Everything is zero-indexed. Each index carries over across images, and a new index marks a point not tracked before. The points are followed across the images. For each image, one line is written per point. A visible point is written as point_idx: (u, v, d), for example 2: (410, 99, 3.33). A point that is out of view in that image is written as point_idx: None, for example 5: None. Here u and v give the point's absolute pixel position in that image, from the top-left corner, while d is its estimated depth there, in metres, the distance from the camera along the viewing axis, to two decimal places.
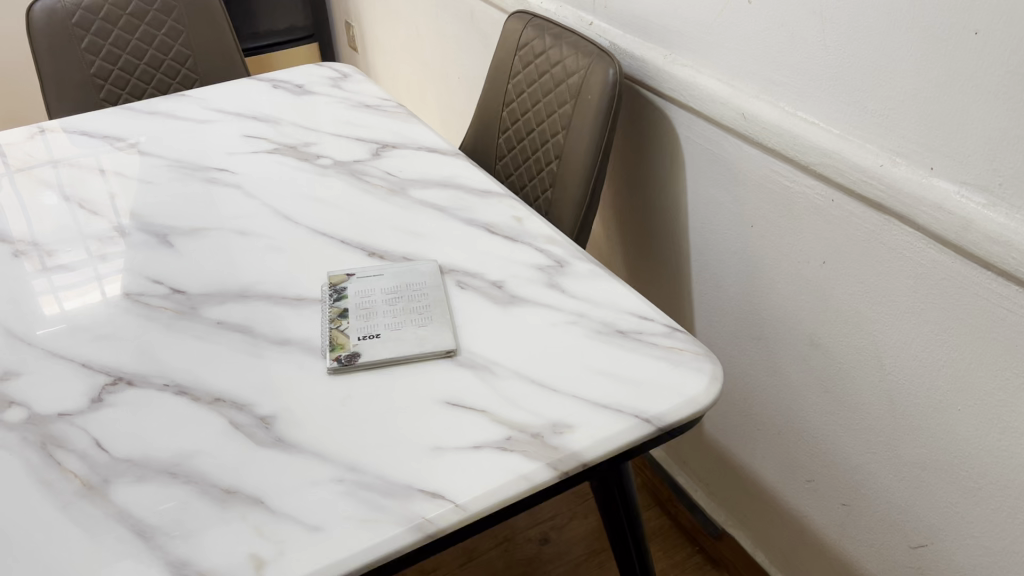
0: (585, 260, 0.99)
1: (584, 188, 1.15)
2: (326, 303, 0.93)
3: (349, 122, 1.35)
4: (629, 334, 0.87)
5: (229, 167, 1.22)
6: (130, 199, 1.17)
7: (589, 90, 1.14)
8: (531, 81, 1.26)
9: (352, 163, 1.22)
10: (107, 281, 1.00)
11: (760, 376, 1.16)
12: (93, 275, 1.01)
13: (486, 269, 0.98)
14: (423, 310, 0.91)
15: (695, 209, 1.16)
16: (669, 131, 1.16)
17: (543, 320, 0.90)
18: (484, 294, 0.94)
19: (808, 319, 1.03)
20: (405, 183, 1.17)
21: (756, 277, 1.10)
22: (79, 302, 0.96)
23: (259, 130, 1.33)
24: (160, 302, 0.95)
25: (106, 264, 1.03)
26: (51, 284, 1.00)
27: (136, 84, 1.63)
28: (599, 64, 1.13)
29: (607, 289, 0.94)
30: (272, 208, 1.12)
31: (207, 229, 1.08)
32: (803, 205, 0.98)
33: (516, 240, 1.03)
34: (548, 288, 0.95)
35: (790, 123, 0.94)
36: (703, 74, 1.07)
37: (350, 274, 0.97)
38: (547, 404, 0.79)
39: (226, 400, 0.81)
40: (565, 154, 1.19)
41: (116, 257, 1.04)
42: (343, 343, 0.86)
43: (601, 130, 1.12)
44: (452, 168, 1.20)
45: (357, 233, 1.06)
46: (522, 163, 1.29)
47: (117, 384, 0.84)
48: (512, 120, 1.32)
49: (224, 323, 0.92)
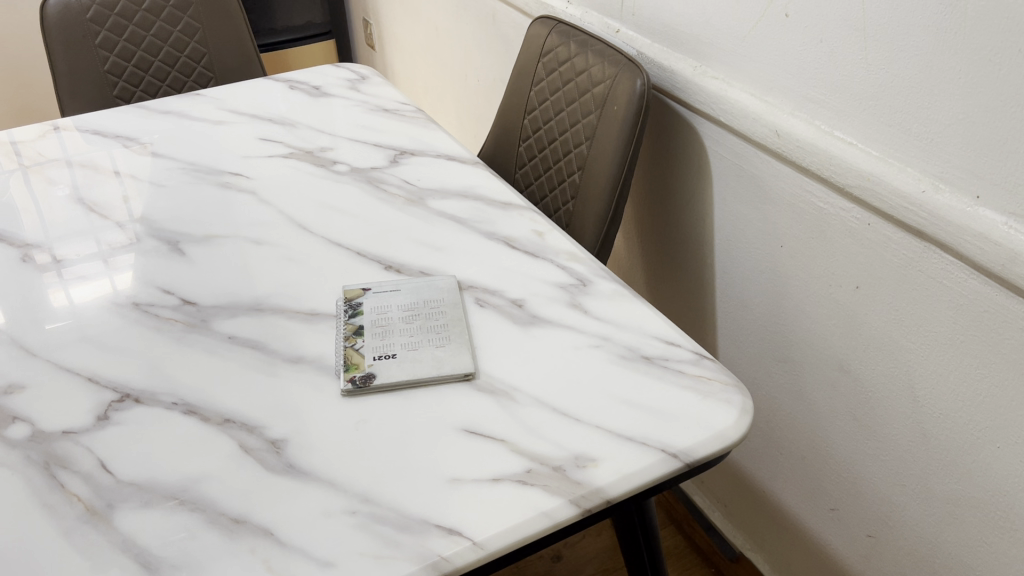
0: (609, 279, 0.96)
1: (608, 201, 1.12)
2: (341, 319, 0.90)
3: (367, 126, 1.32)
4: (654, 360, 0.84)
5: (244, 171, 1.19)
6: (142, 201, 1.14)
7: (615, 100, 1.10)
8: (554, 89, 1.23)
9: (370, 170, 1.19)
10: (117, 275, 0.99)
11: (783, 399, 1.12)
12: (103, 271, 1.00)
13: (506, 286, 0.95)
14: (442, 330, 0.88)
15: (723, 225, 1.13)
16: (697, 145, 1.12)
17: (565, 343, 0.86)
18: (504, 313, 0.91)
19: (837, 344, 1.00)
20: (423, 192, 1.14)
21: (784, 297, 1.06)
22: (92, 297, 0.96)
23: (275, 133, 1.30)
24: (170, 314, 0.92)
25: (116, 260, 1.02)
26: (61, 279, 0.99)
27: (150, 82, 1.60)
28: (627, 75, 1.09)
29: (631, 310, 0.91)
30: (288, 216, 1.09)
31: (219, 237, 1.05)
32: (836, 227, 0.94)
33: (537, 256, 1.00)
34: (570, 308, 0.91)
35: (826, 142, 0.91)
36: (735, 88, 1.03)
37: (366, 288, 0.94)
38: (570, 434, 0.75)
39: (236, 421, 0.78)
40: (589, 165, 1.15)
41: (126, 254, 1.03)
42: (359, 364, 0.83)
43: (628, 142, 1.09)
44: (472, 177, 1.17)
45: (374, 245, 1.03)
46: (543, 173, 1.26)
47: (123, 401, 0.81)
48: (533, 128, 1.28)
49: (235, 338, 0.89)
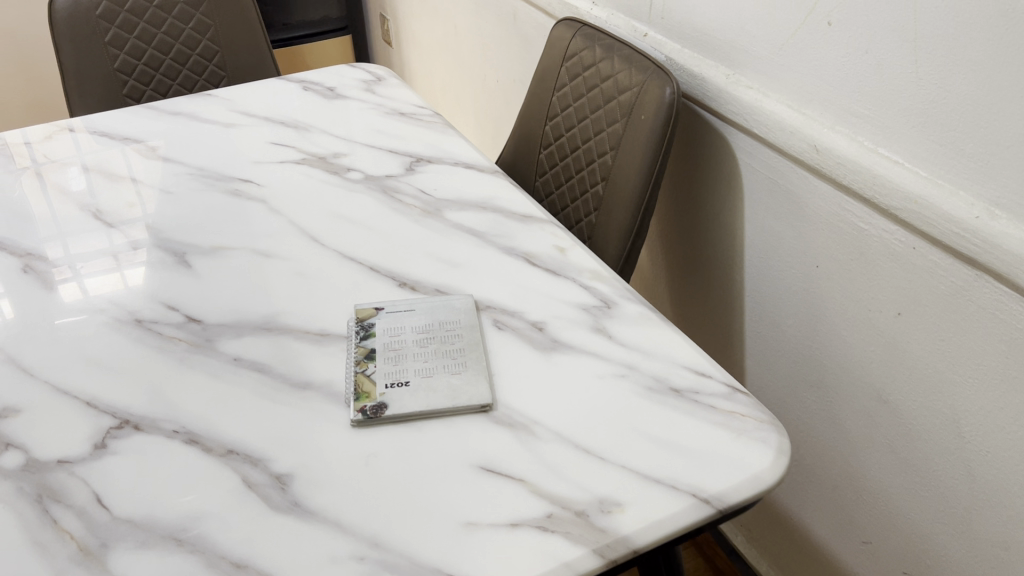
0: (635, 301, 0.91)
1: (633, 215, 1.06)
2: (352, 342, 0.85)
3: (383, 131, 1.27)
4: (684, 393, 0.79)
5: (254, 177, 1.15)
6: (149, 208, 1.10)
7: (642, 109, 1.05)
8: (578, 95, 1.18)
9: (384, 178, 1.14)
10: (129, 271, 0.98)
11: (815, 425, 1.07)
12: (115, 267, 0.99)
13: (526, 307, 0.90)
14: (458, 355, 0.83)
15: (754, 241, 1.08)
16: (728, 157, 1.07)
17: (588, 372, 0.81)
18: (524, 337, 0.86)
19: (875, 372, 0.95)
20: (440, 203, 1.09)
21: (818, 320, 1.01)
22: (104, 291, 0.95)
23: (288, 138, 1.25)
24: (174, 333, 0.88)
25: (129, 256, 1.01)
26: (74, 273, 0.98)
27: (161, 80, 1.56)
28: (655, 82, 1.04)
29: (658, 336, 0.86)
30: (299, 227, 1.04)
31: (227, 248, 1.01)
32: (878, 249, 0.89)
33: (559, 274, 0.95)
34: (594, 333, 0.86)
35: (869, 160, 0.85)
36: (770, 99, 0.98)
37: (378, 308, 0.89)
38: (594, 475, 0.71)
39: (240, 453, 0.74)
40: (613, 175, 1.10)
41: (138, 250, 1.02)
42: (370, 392, 0.79)
43: (656, 154, 1.03)
44: (491, 187, 1.12)
45: (388, 260, 0.98)
46: (564, 182, 1.20)
47: (122, 428, 0.77)
48: (554, 135, 1.23)
49: (241, 360, 0.84)
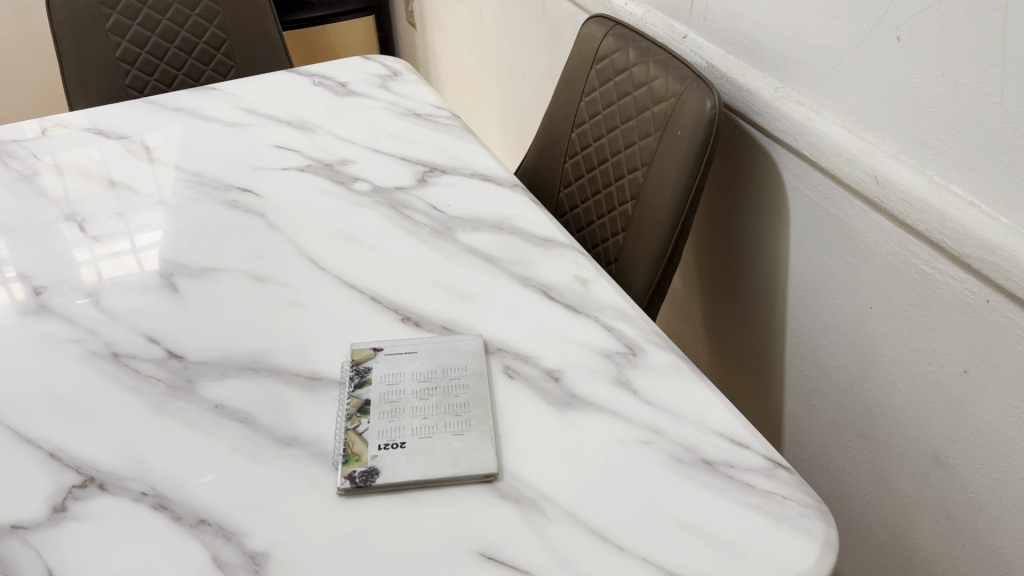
0: (663, 347, 0.81)
1: (665, 241, 0.96)
2: (345, 390, 0.76)
3: (395, 134, 1.17)
4: (716, 467, 0.69)
5: (254, 186, 1.06)
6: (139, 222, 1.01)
7: (679, 123, 0.94)
8: (608, 102, 1.07)
9: (393, 190, 1.05)
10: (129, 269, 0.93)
11: (860, 477, 0.97)
12: (131, 248, 0.97)
13: (541, 351, 0.81)
14: (462, 410, 0.74)
15: (801, 272, 0.97)
16: (774, 178, 0.96)
17: (607, 436, 0.72)
18: (537, 388, 0.77)
19: (933, 431, 0.84)
20: (452, 221, 0.99)
21: (871, 366, 0.91)
22: (120, 272, 0.93)
23: (293, 140, 1.16)
24: (151, 371, 0.80)
25: (146, 237, 0.99)
26: (92, 255, 0.96)
27: (166, 69, 1.51)
28: (694, 93, 0.93)
29: (689, 393, 0.76)
30: (297, 246, 0.96)
31: (218, 270, 0.93)
32: (943, 297, 0.78)
33: (579, 311, 0.85)
34: (615, 387, 0.77)
35: (939, 199, 0.74)
36: (825, 119, 0.87)
37: (377, 348, 0.81)
38: (610, 570, 0.61)
39: (212, 524, 0.66)
40: (644, 195, 0.99)
41: (158, 228, 1.00)
42: (360, 454, 0.70)
43: (692, 174, 0.92)
44: (509, 204, 1.02)
45: (391, 289, 0.89)
46: (590, 197, 1.10)
47: (85, 488, 0.69)
48: (582, 144, 1.12)
49: (223, 408, 0.76)
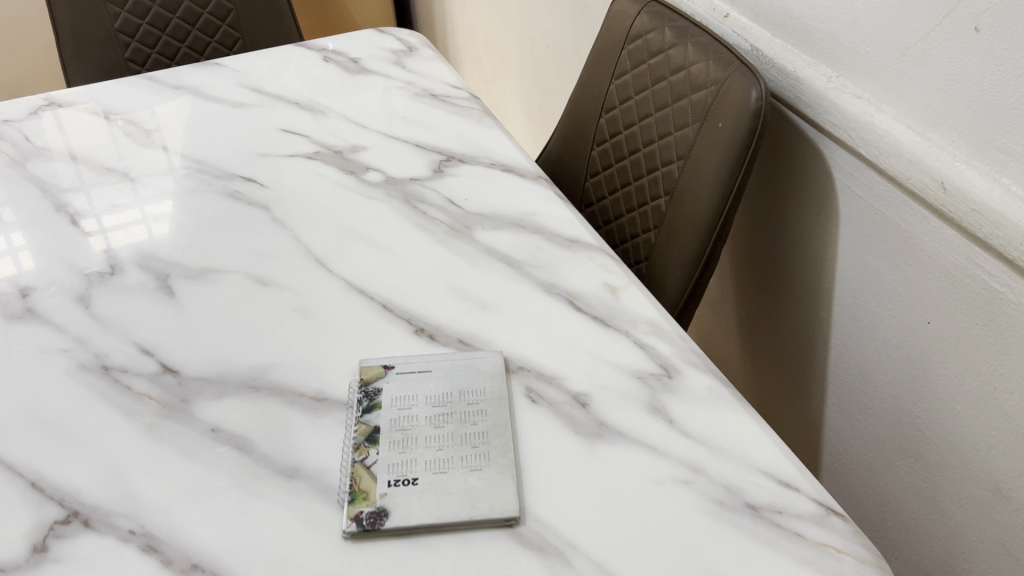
0: (702, 368, 0.74)
1: (701, 243, 0.88)
2: (352, 414, 0.70)
3: (410, 118, 1.10)
4: (762, 513, 0.62)
5: (258, 175, 0.99)
6: (147, 207, 0.96)
7: (721, 114, 0.86)
8: (641, 87, 0.98)
9: (407, 181, 0.97)
10: (123, 269, 0.87)
11: (909, 500, 0.89)
12: (141, 216, 0.94)
13: (567, 371, 0.74)
14: (480, 442, 0.67)
15: (850, 278, 0.89)
16: (824, 175, 0.88)
17: (640, 473, 0.65)
18: (562, 414, 0.70)
19: (996, 461, 0.76)
20: (470, 218, 0.92)
21: (926, 384, 0.83)
22: (131, 244, 0.90)
23: (300, 123, 1.09)
24: (143, 388, 0.74)
25: (155, 207, 0.95)
26: (101, 225, 0.93)
27: (168, 42, 1.45)
28: (738, 81, 0.84)
29: (730, 424, 0.69)
30: (302, 244, 0.89)
31: (218, 271, 0.86)
32: (1015, 318, 0.70)
33: (609, 325, 0.78)
34: (649, 415, 0.70)
35: (1016, 212, 0.66)
36: (884, 114, 0.78)
37: (387, 366, 0.74)
38: None
39: (204, 569, 0.60)
40: (679, 190, 0.91)
41: (160, 214, 0.94)
42: (368, 492, 0.64)
43: (734, 171, 0.84)
44: (532, 198, 0.94)
45: (404, 295, 0.82)
46: (620, 189, 1.02)
47: (68, 524, 0.63)
48: (611, 131, 1.04)
49: (219, 432, 0.70)
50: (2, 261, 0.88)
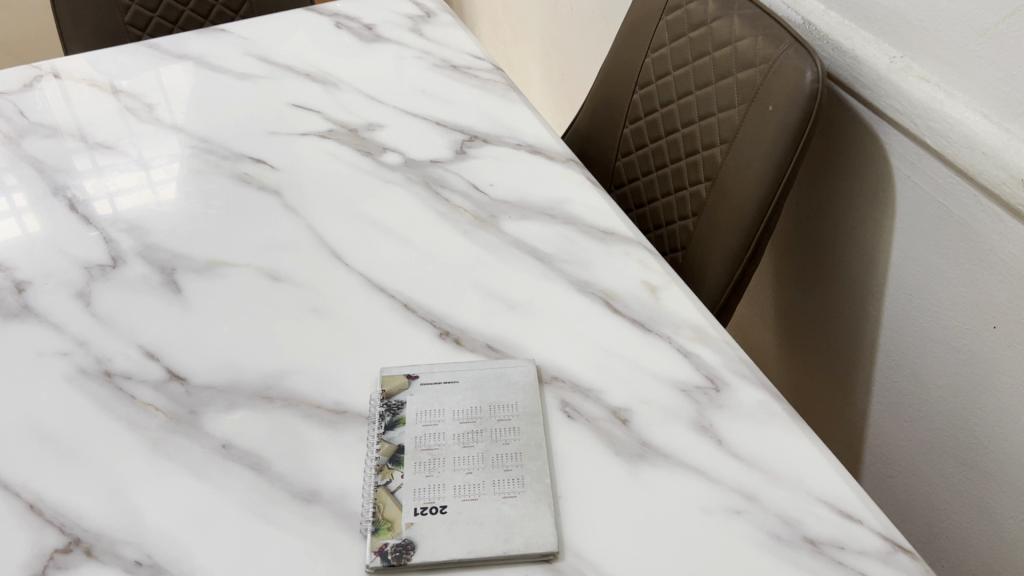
0: (751, 380, 0.68)
1: (745, 235, 0.81)
2: (374, 431, 0.65)
3: (430, 93, 1.03)
4: (823, 549, 0.57)
5: (269, 156, 0.93)
6: (152, 169, 0.93)
7: (771, 96, 0.79)
8: (681, 62, 0.91)
9: (428, 164, 0.91)
10: (124, 263, 0.81)
11: (960, 511, 0.83)
12: (145, 181, 0.91)
13: (605, 382, 0.68)
14: (513, 464, 0.62)
15: (905, 273, 0.83)
16: (881, 163, 0.81)
17: (688, 500, 0.60)
18: (601, 431, 0.64)
19: None
20: (496, 205, 0.86)
21: (986, 391, 0.76)
22: (138, 208, 0.87)
23: (313, 98, 1.02)
24: (148, 397, 0.68)
25: (160, 170, 0.92)
26: (106, 188, 0.90)
27: (170, 5, 1.38)
28: (791, 60, 0.77)
29: (785, 445, 0.63)
30: (317, 233, 0.83)
31: (227, 264, 0.80)
32: None
33: (649, 329, 0.72)
34: (696, 434, 0.64)
35: None
36: (954, 100, 0.71)
37: (411, 376, 0.68)
38: None
39: None
40: (721, 177, 0.84)
41: (163, 200, 0.88)
42: (393, 521, 0.59)
43: (785, 158, 0.77)
44: (561, 184, 0.88)
45: (427, 293, 0.76)
46: (656, 171, 0.95)
47: (69, 553, 0.58)
48: (647, 108, 0.97)
49: (231, 448, 0.64)
50: (5, 222, 0.86)
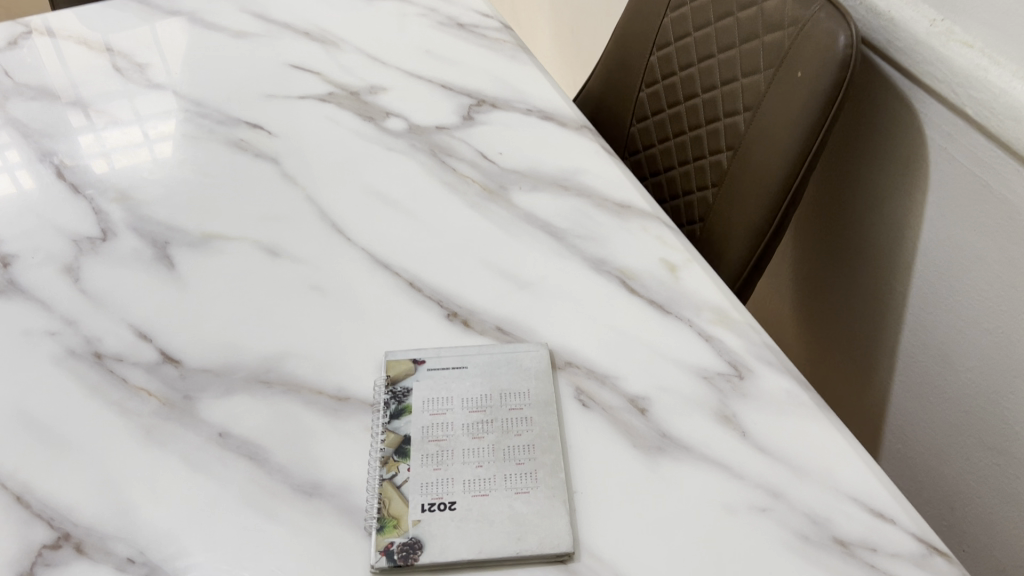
0: (776, 367, 0.64)
1: (768, 209, 0.77)
2: (379, 420, 0.61)
3: (434, 54, 0.98)
4: (853, 551, 0.54)
5: (266, 121, 0.88)
6: (148, 126, 0.89)
7: (800, 61, 0.74)
8: (702, 23, 0.86)
9: (433, 131, 0.87)
10: (114, 236, 0.77)
11: (985, 497, 0.79)
12: (142, 138, 0.87)
13: (622, 368, 0.64)
14: (526, 457, 0.59)
15: (937, 250, 0.78)
16: (915, 133, 0.76)
17: (710, 497, 0.57)
18: (618, 422, 0.61)
19: None
20: (505, 176, 0.82)
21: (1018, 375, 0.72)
22: (129, 174, 0.83)
23: (312, 58, 0.97)
24: (141, 381, 0.65)
25: (157, 126, 0.89)
26: (102, 144, 0.87)
27: None
28: (822, 23, 0.72)
29: (812, 437, 0.60)
30: (317, 205, 0.79)
31: (223, 237, 0.76)
32: None
33: (668, 311, 0.68)
34: (718, 425, 0.61)
35: None
36: (1000, 67, 0.66)
37: (418, 361, 0.65)
38: None
39: None
40: (744, 147, 0.80)
41: (155, 168, 0.84)
42: (399, 518, 0.56)
43: (813, 128, 0.72)
44: (575, 154, 0.84)
45: (433, 270, 0.72)
46: (675, 139, 0.91)
47: (58, 549, 0.55)
48: (665, 72, 0.92)
49: (227, 437, 0.61)
50: None
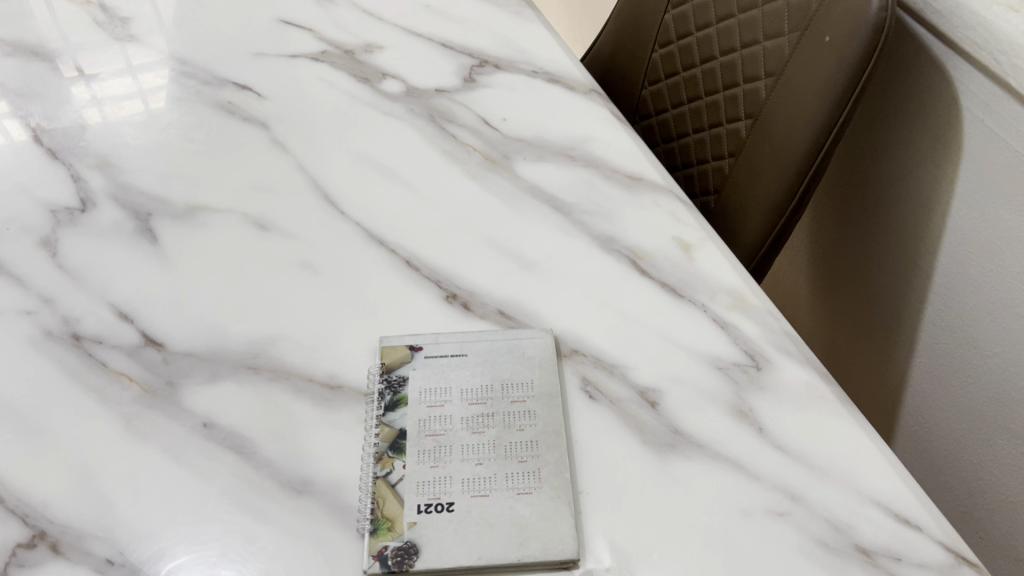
0: (795, 357, 0.61)
1: (789, 182, 0.72)
2: (373, 412, 0.58)
3: (434, 10, 0.92)
4: (877, 560, 0.51)
5: (255, 82, 0.83)
6: (141, 75, 0.85)
7: (827, 24, 0.69)
8: None
9: (432, 94, 0.82)
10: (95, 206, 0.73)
11: (1007, 485, 0.76)
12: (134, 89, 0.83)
13: (631, 357, 0.61)
14: (529, 455, 0.55)
15: (966, 227, 0.74)
16: (949, 103, 0.71)
17: (725, 499, 0.53)
18: (627, 416, 0.57)
19: None
20: (509, 144, 0.77)
21: None
22: (111, 138, 0.78)
23: (304, 14, 0.91)
24: (121, 365, 0.61)
25: (150, 76, 0.85)
26: (93, 95, 0.83)
27: None
28: None
29: (833, 435, 0.56)
30: (308, 175, 0.74)
31: (209, 209, 0.72)
32: None
33: (681, 295, 0.64)
34: (734, 420, 0.57)
35: None
36: None
37: (415, 348, 0.61)
38: None
39: None
40: (764, 115, 0.75)
41: (139, 132, 0.79)
42: (394, 520, 0.52)
43: (840, 98, 0.68)
44: (584, 121, 0.79)
45: (431, 247, 0.68)
46: (690, 104, 0.85)
47: (33, 549, 0.52)
48: (680, 32, 0.86)
49: (213, 428, 0.57)
50: None
